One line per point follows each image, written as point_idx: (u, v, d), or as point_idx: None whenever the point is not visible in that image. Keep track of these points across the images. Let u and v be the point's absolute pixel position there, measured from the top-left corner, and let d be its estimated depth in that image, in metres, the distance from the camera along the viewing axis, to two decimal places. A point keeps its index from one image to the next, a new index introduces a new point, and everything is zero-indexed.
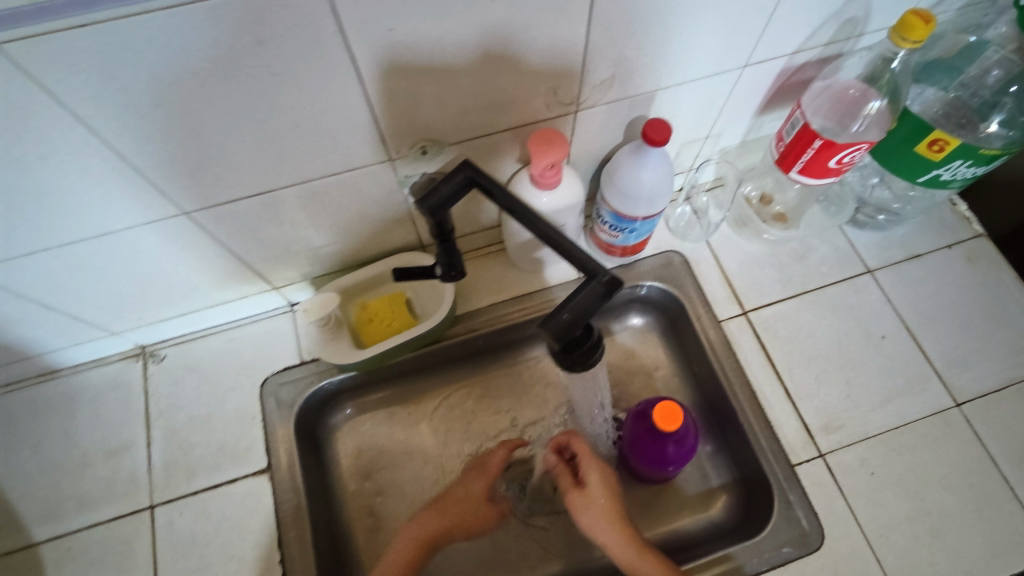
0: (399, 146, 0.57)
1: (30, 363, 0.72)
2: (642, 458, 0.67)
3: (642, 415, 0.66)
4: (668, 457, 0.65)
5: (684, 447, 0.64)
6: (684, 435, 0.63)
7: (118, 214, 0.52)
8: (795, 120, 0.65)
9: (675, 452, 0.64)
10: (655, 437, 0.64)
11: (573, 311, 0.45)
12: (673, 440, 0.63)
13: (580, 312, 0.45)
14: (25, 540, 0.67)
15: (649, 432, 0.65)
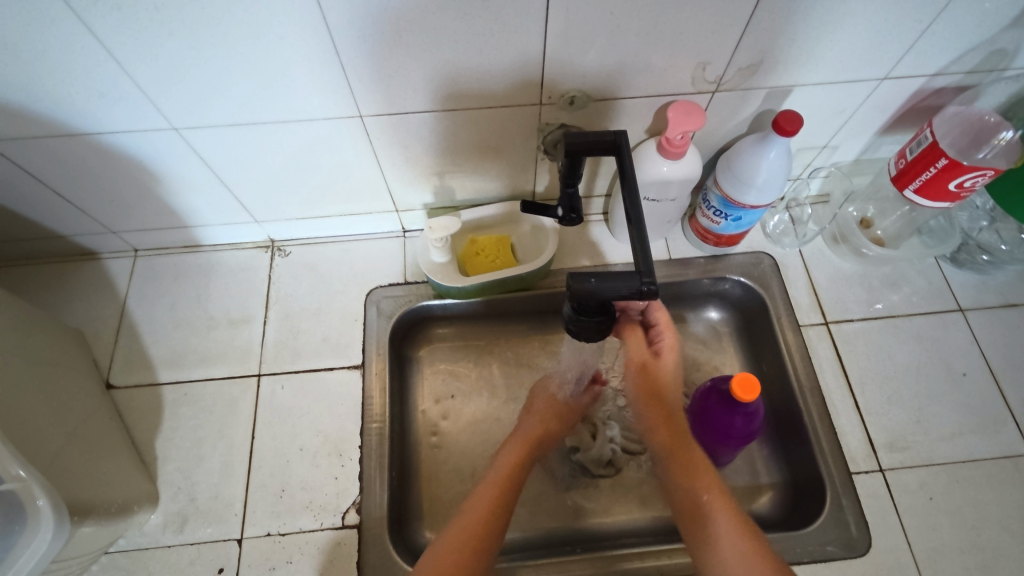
0: (552, 91, 0.63)
1: (182, 232, 0.83)
2: (709, 427, 0.70)
3: (715, 387, 0.69)
4: (733, 431, 0.68)
5: (752, 421, 0.67)
6: (754, 411, 0.66)
7: (310, 102, 0.61)
8: (921, 139, 0.68)
9: (742, 426, 0.67)
10: (726, 409, 0.67)
11: (600, 282, 0.52)
12: (743, 414, 0.66)
13: (607, 286, 0.52)
14: (151, 379, 0.77)
15: (720, 403, 0.68)
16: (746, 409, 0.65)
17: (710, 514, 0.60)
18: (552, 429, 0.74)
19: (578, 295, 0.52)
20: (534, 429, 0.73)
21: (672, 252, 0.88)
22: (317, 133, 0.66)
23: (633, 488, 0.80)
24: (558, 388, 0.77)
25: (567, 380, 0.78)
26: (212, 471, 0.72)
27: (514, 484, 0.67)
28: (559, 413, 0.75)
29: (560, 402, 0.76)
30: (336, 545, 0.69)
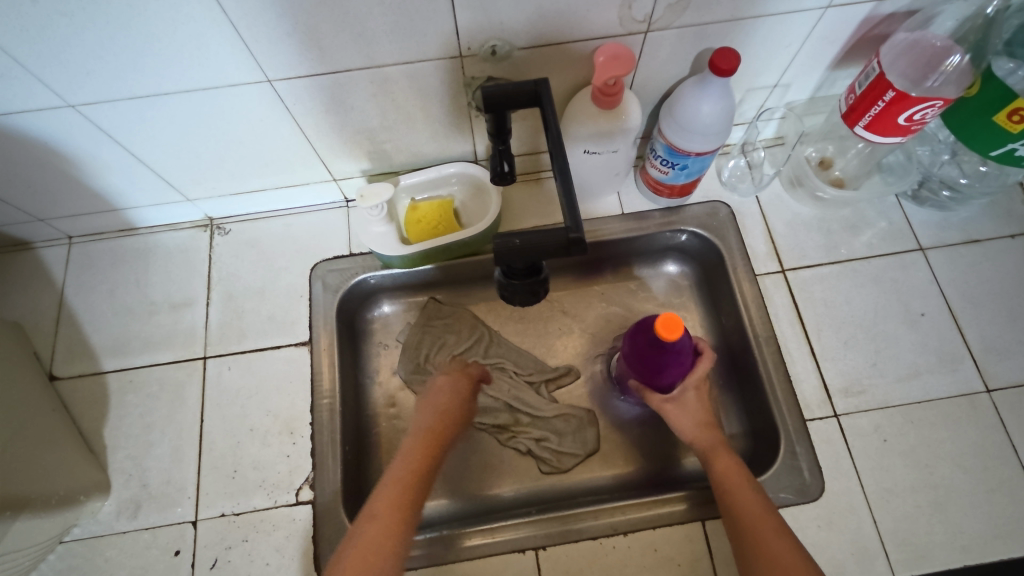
0: (471, 42, 0.59)
1: (115, 216, 0.80)
2: (647, 368, 0.65)
3: (642, 325, 0.64)
4: (666, 370, 0.63)
5: (685, 356, 0.61)
6: (683, 348, 0.61)
7: (212, 69, 0.57)
8: (869, 71, 0.64)
9: (672, 366, 0.63)
10: (654, 350, 0.62)
11: (524, 241, 0.49)
12: (669, 352, 0.60)
13: (532, 242, 0.49)
14: (96, 367, 0.76)
15: (649, 344, 0.62)
16: (671, 350, 0.60)
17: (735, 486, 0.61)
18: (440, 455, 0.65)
19: (501, 256, 0.50)
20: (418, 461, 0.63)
21: (625, 206, 0.85)
22: (228, 102, 0.62)
23: (594, 448, 0.80)
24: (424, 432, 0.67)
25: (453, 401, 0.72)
26: (163, 456, 0.72)
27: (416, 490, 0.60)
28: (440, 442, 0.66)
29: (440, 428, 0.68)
30: (291, 521, 0.69)
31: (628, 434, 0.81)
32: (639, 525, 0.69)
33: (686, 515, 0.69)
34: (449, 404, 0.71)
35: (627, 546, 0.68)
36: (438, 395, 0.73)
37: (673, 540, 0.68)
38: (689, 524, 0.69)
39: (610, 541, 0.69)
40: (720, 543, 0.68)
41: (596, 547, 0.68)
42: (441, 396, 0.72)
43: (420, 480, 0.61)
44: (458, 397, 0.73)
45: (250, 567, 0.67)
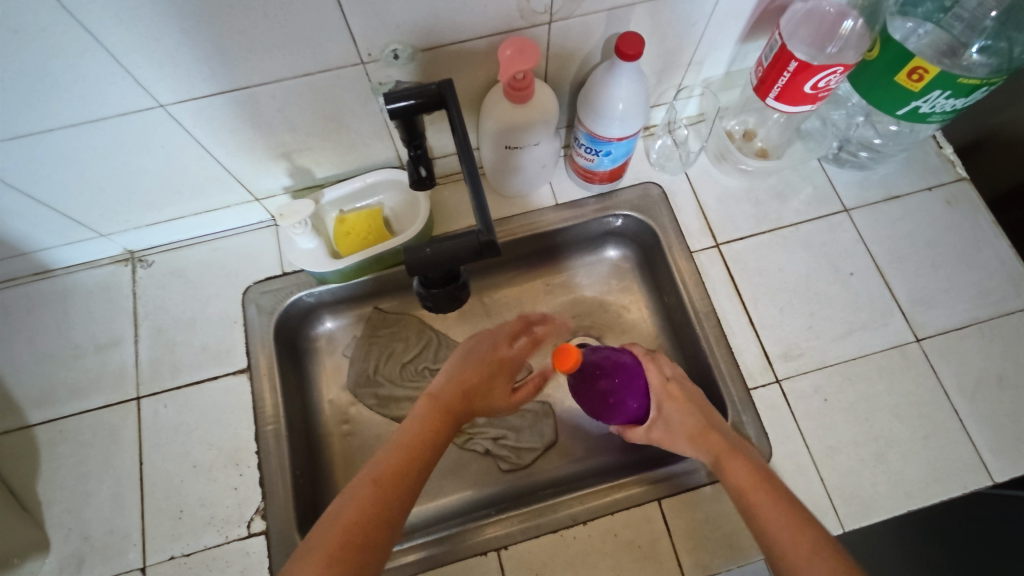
0: (370, 48, 0.57)
1: (23, 260, 0.76)
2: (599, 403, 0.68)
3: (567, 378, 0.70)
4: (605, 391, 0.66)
5: (602, 371, 0.66)
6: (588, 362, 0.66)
7: (97, 98, 0.54)
8: (773, 43, 0.65)
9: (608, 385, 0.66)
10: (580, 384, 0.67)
11: (435, 249, 0.48)
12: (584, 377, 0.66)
13: (442, 252, 0.48)
14: (21, 422, 0.72)
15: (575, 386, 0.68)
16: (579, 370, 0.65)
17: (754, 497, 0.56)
18: (435, 442, 0.57)
19: (415, 267, 0.49)
20: (418, 429, 0.57)
21: (558, 196, 0.85)
22: (122, 131, 0.59)
23: (551, 440, 0.81)
24: (435, 403, 0.60)
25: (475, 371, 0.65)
26: (102, 504, 0.69)
27: (394, 498, 0.52)
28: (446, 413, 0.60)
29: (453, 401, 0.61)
30: (244, 555, 0.67)
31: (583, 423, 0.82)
32: (597, 512, 0.69)
33: (643, 497, 0.70)
34: (466, 382, 0.63)
35: (587, 534, 0.68)
36: (460, 371, 0.65)
37: (631, 523, 0.69)
38: (646, 505, 0.69)
39: (571, 532, 0.69)
40: (677, 520, 0.69)
41: (557, 540, 0.68)
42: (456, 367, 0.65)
43: (402, 485, 0.53)
44: (478, 379, 0.64)
45: None
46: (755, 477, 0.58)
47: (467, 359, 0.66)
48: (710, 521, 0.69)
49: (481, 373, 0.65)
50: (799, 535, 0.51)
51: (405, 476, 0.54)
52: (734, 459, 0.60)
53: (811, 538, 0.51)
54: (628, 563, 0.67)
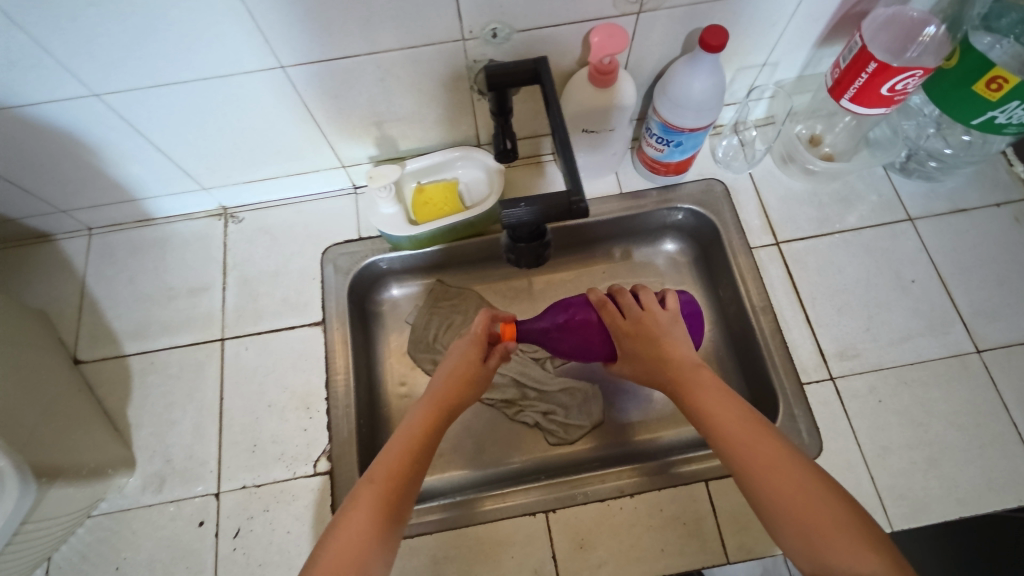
0: (472, 26, 0.62)
1: (132, 206, 0.83)
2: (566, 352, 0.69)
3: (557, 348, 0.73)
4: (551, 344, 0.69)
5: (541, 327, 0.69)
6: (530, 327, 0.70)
7: (227, 55, 0.60)
8: (852, 45, 0.68)
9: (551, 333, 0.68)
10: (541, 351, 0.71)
11: (530, 205, 0.52)
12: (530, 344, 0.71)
13: (536, 206, 0.52)
14: (118, 351, 0.79)
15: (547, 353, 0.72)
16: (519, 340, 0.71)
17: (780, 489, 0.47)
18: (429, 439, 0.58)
19: (510, 221, 0.53)
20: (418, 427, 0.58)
21: (623, 186, 0.88)
22: (241, 89, 0.65)
23: (599, 420, 0.83)
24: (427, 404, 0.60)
25: (470, 369, 0.63)
26: (185, 432, 0.75)
27: (397, 497, 0.53)
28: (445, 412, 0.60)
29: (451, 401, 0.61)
30: (309, 491, 0.71)
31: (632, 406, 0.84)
32: (645, 486, 0.71)
33: (691, 476, 0.71)
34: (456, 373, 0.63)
35: (633, 507, 0.71)
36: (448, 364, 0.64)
37: (677, 500, 0.71)
38: (693, 485, 0.71)
39: (618, 503, 0.71)
40: (723, 502, 0.70)
41: (604, 509, 0.70)
42: (452, 366, 0.64)
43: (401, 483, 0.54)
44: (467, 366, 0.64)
45: (272, 536, 0.69)
46: (729, 405, 0.53)
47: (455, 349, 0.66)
48: None
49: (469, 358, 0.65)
50: (785, 464, 0.48)
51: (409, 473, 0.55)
52: (706, 387, 0.55)
53: (795, 464, 0.48)
54: (673, 539, 0.69)
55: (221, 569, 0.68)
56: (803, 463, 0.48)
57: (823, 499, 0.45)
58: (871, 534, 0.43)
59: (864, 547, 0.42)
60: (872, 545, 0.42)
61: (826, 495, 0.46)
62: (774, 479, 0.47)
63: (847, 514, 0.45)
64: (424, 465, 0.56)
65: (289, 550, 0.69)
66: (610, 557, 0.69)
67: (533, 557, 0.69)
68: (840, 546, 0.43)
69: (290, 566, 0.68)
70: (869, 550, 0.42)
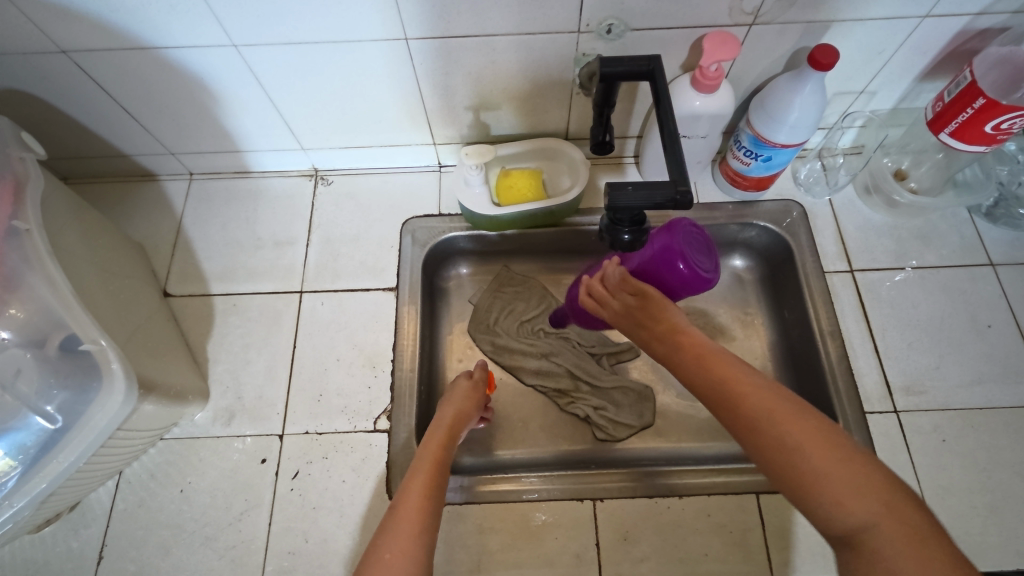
0: (590, 19, 0.65)
1: (233, 157, 0.88)
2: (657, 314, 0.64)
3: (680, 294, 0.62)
4: None
5: None
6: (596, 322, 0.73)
7: (359, 22, 0.64)
8: (961, 80, 0.68)
9: None
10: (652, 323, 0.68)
11: (636, 189, 0.54)
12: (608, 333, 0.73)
13: (642, 188, 0.54)
14: (204, 289, 0.84)
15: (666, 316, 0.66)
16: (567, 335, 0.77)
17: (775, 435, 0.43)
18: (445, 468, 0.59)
19: (613, 202, 0.55)
20: (435, 451, 0.61)
21: (700, 196, 0.89)
22: (363, 55, 0.69)
23: (649, 422, 0.83)
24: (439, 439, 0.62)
25: (471, 397, 0.71)
26: (257, 373, 0.79)
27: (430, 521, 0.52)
28: (454, 436, 0.65)
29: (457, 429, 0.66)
30: (367, 445, 0.74)
31: (684, 413, 0.84)
32: (694, 489, 0.71)
33: (742, 486, 0.71)
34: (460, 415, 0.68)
35: (680, 508, 0.71)
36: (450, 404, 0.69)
37: (725, 508, 0.71)
38: (743, 495, 0.71)
39: (666, 502, 0.71)
40: (772, 516, 0.70)
41: (651, 505, 0.71)
42: (457, 398, 0.71)
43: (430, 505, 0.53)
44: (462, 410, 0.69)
45: (327, 482, 0.72)
46: (711, 357, 0.50)
47: (454, 393, 0.72)
48: (805, 526, 0.69)
49: (467, 400, 0.71)
50: (762, 415, 0.44)
51: (433, 483, 0.56)
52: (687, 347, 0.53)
53: (767, 404, 0.44)
54: (717, 545, 0.69)
55: (277, 506, 0.71)
56: (786, 407, 0.44)
57: (802, 444, 0.42)
58: (862, 475, 0.39)
59: (852, 497, 0.38)
60: (863, 493, 0.38)
61: (808, 438, 0.42)
62: (752, 431, 0.44)
63: (836, 458, 0.40)
64: (445, 479, 0.58)
65: (342, 498, 0.71)
66: (653, 552, 0.69)
67: (576, 541, 0.70)
68: (827, 496, 0.39)
69: (341, 513, 0.71)
70: (856, 500, 0.38)
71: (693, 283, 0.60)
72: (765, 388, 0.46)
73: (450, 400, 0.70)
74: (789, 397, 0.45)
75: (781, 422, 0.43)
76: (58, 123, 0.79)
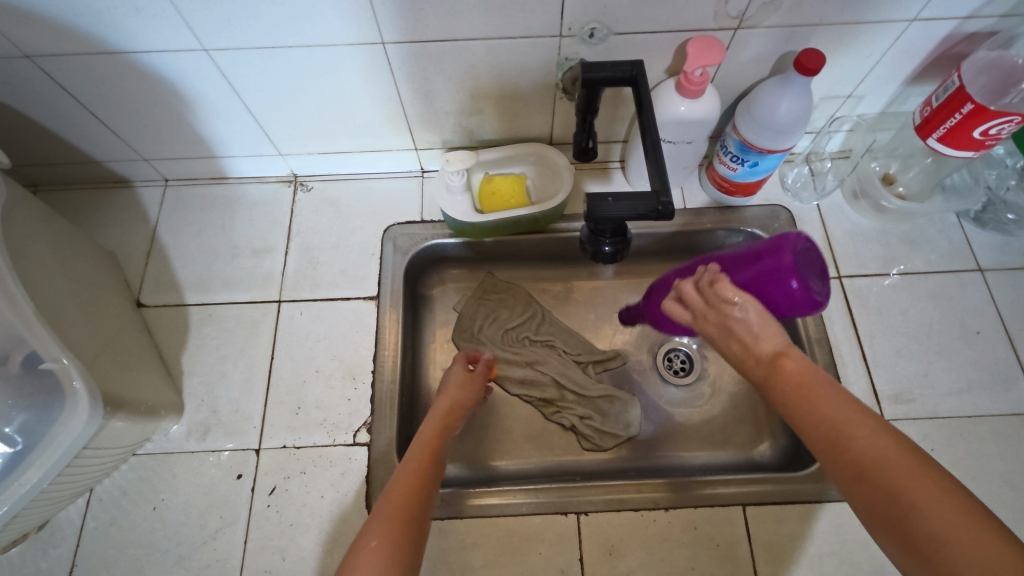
0: (572, 24, 0.63)
1: (209, 163, 0.86)
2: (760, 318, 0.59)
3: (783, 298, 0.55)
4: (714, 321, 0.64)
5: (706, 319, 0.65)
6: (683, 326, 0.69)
7: (334, 26, 0.62)
8: (949, 84, 0.67)
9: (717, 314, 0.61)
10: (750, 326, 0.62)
11: (616, 201, 0.53)
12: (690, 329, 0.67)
13: (623, 200, 0.53)
14: (179, 299, 0.81)
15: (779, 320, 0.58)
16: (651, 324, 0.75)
17: (895, 490, 0.37)
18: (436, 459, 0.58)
19: (591, 214, 0.54)
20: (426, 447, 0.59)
21: (687, 201, 0.88)
22: (338, 59, 0.67)
23: (635, 432, 0.81)
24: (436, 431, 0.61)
25: (462, 391, 0.69)
26: (234, 386, 0.76)
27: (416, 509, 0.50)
28: (445, 433, 0.62)
29: (449, 425, 0.64)
30: (347, 460, 0.72)
31: (672, 423, 0.83)
32: (680, 502, 0.70)
33: (730, 498, 0.70)
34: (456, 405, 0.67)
35: (667, 521, 0.69)
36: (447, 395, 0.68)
37: (713, 520, 0.69)
38: (730, 508, 0.70)
39: (652, 515, 0.70)
40: (759, 529, 0.69)
41: (637, 518, 0.70)
42: (453, 387, 0.70)
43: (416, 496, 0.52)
44: (459, 400, 0.68)
45: (305, 498, 0.70)
46: (817, 393, 0.45)
47: (449, 382, 0.71)
48: (792, 538, 0.68)
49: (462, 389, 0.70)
50: (878, 467, 0.38)
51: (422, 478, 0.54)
52: (787, 371, 0.48)
53: (889, 460, 0.38)
54: (704, 558, 0.68)
55: (253, 524, 0.69)
56: (904, 459, 0.38)
57: (927, 507, 0.35)
58: (978, 539, 0.32)
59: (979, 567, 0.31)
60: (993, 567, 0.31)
61: (936, 502, 0.35)
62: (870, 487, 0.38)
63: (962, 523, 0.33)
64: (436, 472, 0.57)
65: (320, 514, 0.70)
66: (639, 567, 0.68)
67: (560, 556, 0.68)
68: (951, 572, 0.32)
69: (320, 530, 0.69)
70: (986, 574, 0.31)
71: (800, 303, 0.55)
72: (888, 442, 0.39)
73: (441, 397, 0.68)
74: (911, 451, 0.38)
75: (903, 477, 0.37)
76: (25, 129, 0.77)
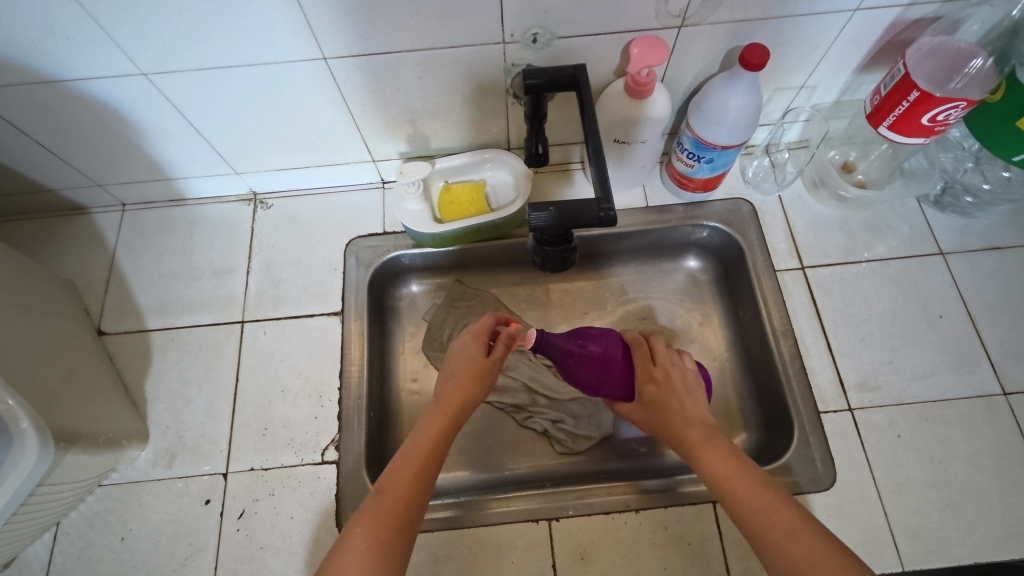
0: (514, 30, 0.63)
1: (165, 185, 0.85)
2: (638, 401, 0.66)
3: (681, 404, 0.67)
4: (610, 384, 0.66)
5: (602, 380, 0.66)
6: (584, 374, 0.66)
7: (273, 44, 0.62)
8: (896, 72, 0.67)
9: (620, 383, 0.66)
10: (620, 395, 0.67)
11: (560, 209, 0.54)
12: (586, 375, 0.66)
13: (566, 209, 0.53)
14: (141, 325, 0.81)
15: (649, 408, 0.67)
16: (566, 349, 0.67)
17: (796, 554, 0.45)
18: (438, 457, 0.56)
19: (536, 225, 0.54)
20: (426, 444, 0.56)
21: (649, 199, 0.88)
22: (282, 76, 0.66)
23: (608, 433, 0.81)
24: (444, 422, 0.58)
25: (482, 370, 0.63)
26: (199, 410, 0.76)
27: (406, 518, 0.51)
28: (456, 423, 0.60)
29: (460, 415, 0.60)
30: (315, 479, 0.72)
31: None
32: (650, 503, 0.70)
33: (699, 496, 0.70)
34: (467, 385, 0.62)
35: (638, 522, 0.70)
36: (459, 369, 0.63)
37: (683, 519, 0.69)
38: (700, 505, 0.70)
39: (623, 517, 0.70)
40: (730, 525, 0.69)
41: (608, 521, 0.70)
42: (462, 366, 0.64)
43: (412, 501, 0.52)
44: (472, 378, 0.62)
45: (275, 520, 0.70)
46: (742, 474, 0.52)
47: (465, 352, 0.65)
48: None
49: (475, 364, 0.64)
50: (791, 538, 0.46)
51: (420, 481, 0.53)
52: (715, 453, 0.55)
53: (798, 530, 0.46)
54: (675, 558, 0.68)
55: (223, 549, 0.69)
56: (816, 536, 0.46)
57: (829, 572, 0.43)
58: None
59: None
60: None
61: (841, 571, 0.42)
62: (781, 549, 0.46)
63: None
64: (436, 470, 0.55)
65: (291, 535, 0.69)
66: (611, 570, 0.68)
67: (533, 563, 0.68)
68: None
69: (291, 552, 0.68)
70: None
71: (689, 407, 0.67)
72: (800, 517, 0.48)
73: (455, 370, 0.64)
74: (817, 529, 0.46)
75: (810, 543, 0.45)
76: None
